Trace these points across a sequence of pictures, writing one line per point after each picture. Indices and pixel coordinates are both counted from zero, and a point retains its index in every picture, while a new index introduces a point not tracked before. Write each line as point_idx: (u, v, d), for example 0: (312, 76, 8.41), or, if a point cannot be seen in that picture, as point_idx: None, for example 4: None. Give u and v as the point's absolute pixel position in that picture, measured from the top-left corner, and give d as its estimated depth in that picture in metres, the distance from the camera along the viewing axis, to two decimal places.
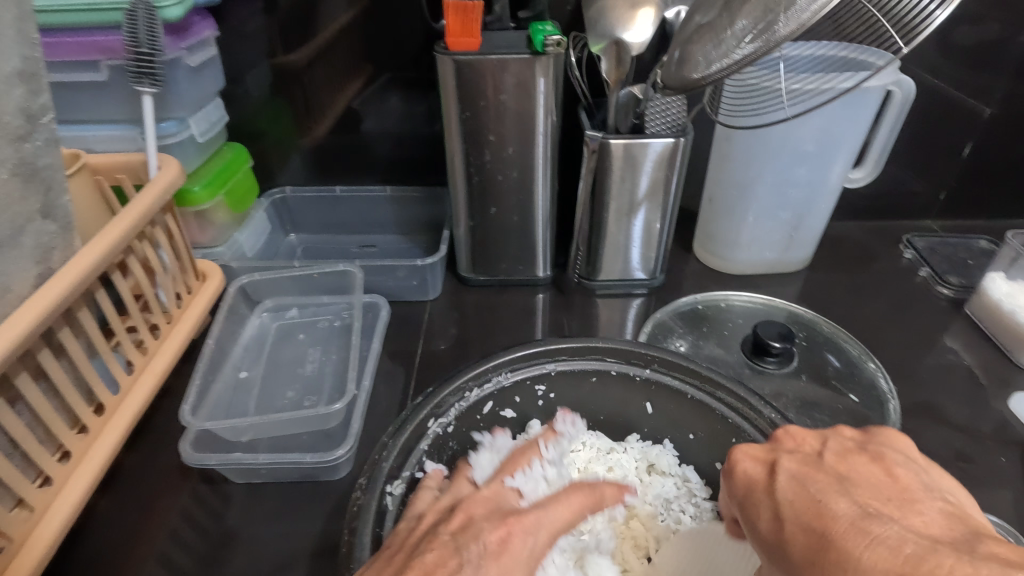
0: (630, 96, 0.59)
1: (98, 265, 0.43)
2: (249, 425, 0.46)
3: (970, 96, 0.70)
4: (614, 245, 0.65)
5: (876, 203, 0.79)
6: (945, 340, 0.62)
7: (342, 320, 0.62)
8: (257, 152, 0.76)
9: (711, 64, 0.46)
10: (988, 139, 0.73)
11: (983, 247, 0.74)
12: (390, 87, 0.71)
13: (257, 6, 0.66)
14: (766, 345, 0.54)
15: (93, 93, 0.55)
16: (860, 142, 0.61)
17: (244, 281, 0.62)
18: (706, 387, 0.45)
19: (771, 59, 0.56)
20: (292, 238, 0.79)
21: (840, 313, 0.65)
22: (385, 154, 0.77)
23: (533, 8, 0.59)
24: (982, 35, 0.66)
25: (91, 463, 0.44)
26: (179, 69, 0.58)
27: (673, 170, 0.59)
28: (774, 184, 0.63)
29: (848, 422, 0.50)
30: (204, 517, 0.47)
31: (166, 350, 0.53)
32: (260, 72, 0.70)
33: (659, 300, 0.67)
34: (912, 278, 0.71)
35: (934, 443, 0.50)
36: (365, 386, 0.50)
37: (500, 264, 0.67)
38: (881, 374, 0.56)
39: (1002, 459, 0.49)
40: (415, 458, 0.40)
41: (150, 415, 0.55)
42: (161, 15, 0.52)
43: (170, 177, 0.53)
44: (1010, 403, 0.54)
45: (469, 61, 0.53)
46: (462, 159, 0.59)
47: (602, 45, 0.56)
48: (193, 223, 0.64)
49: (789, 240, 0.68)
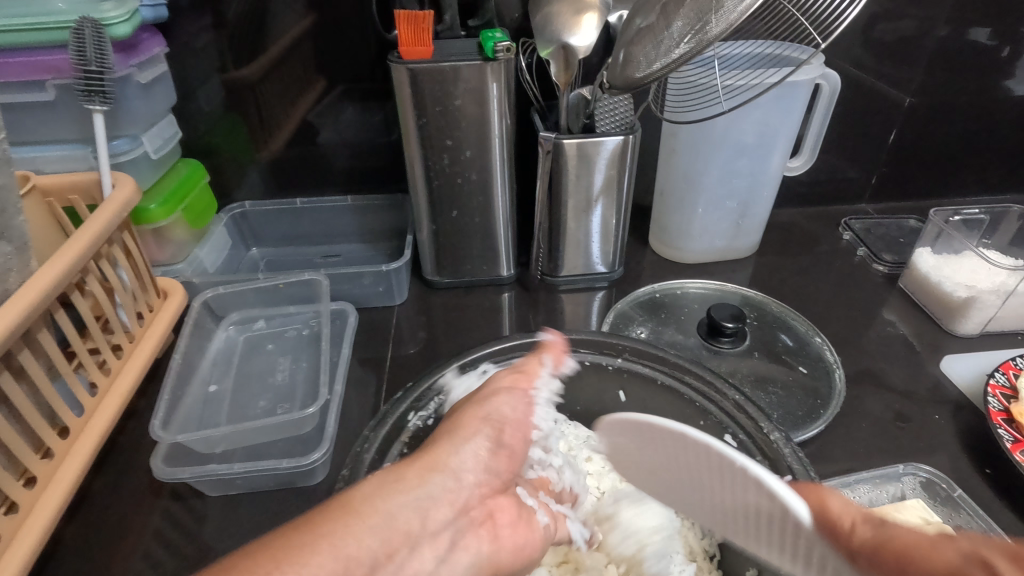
0: (580, 98, 0.62)
1: (53, 287, 0.42)
2: (223, 436, 0.46)
3: (891, 87, 0.76)
4: (574, 241, 0.67)
5: (816, 190, 0.85)
6: (883, 312, 0.66)
7: (311, 329, 0.62)
8: (213, 168, 0.76)
9: (652, 63, 0.49)
10: (909, 125, 0.79)
11: (912, 226, 0.80)
12: (346, 98, 0.72)
13: (205, 21, 0.66)
14: (720, 326, 0.58)
15: (40, 114, 0.54)
16: (795, 133, 0.66)
17: (209, 296, 0.61)
18: (676, 373, 0.44)
19: (707, 57, 0.60)
20: (253, 252, 0.79)
21: (788, 294, 0.69)
22: (344, 164, 0.78)
23: (482, 16, 0.61)
24: (898, 30, 0.72)
25: (59, 486, 0.43)
26: (130, 86, 0.57)
27: (624, 167, 0.62)
28: (719, 175, 0.67)
29: (799, 393, 0.54)
30: (181, 534, 0.47)
31: (131, 370, 0.52)
32: (212, 87, 0.70)
33: (619, 292, 0.70)
34: (851, 257, 0.76)
35: (877, 407, 0.54)
36: (338, 390, 0.51)
37: (465, 266, 0.69)
38: (826, 347, 0.59)
39: (937, 417, 0.53)
40: (396, 450, 0.39)
41: (116, 437, 0.54)
42: (110, 33, 0.52)
43: (126, 194, 0.52)
44: (943, 366, 0.59)
45: (422, 69, 0.54)
46: (421, 164, 0.61)
47: (550, 49, 0.58)
48: (151, 241, 0.63)
49: (736, 227, 0.72)
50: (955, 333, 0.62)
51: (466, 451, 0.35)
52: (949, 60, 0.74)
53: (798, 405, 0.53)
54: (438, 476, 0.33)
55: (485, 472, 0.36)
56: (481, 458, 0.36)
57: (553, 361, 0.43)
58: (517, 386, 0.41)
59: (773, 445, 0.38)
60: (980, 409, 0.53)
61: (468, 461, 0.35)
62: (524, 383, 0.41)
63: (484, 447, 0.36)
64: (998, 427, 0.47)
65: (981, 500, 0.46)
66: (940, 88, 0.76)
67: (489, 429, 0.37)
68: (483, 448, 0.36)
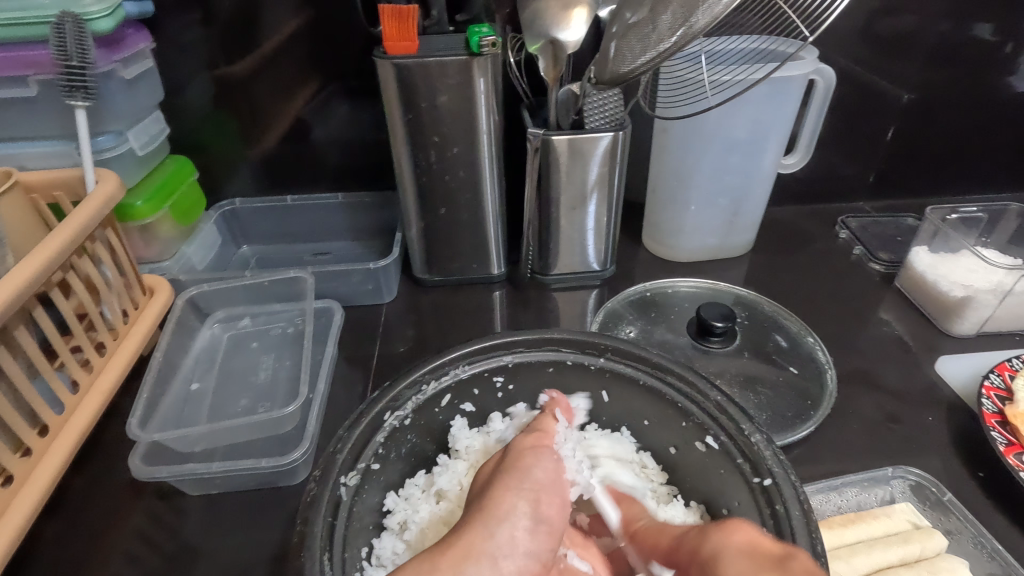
0: (569, 94, 0.61)
1: (29, 285, 0.42)
2: (201, 434, 0.46)
3: (889, 83, 0.75)
4: (564, 238, 0.66)
5: (812, 188, 0.83)
6: (878, 312, 0.65)
7: (296, 327, 0.62)
8: (202, 165, 0.75)
9: (639, 57, 0.48)
10: (908, 122, 0.78)
11: (910, 224, 0.79)
12: (336, 95, 0.72)
13: (193, 17, 0.66)
14: (710, 326, 0.57)
15: (23, 110, 0.54)
16: (788, 128, 0.65)
17: (194, 293, 0.61)
18: (658, 373, 0.43)
19: (695, 52, 0.59)
20: (244, 249, 0.78)
21: (781, 293, 0.68)
22: (335, 162, 0.77)
23: (470, 12, 0.60)
24: (897, 26, 0.71)
25: (36, 484, 0.43)
26: (113, 81, 0.57)
27: (614, 164, 0.61)
28: (711, 172, 0.66)
29: (789, 394, 0.53)
30: (160, 533, 0.46)
31: (113, 367, 0.52)
32: (201, 84, 0.70)
33: (611, 290, 0.69)
34: (847, 256, 0.75)
35: (868, 408, 0.53)
36: (320, 389, 0.50)
37: (454, 264, 0.68)
38: (818, 347, 0.58)
39: (930, 418, 0.52)
40: (371, 450, 0.39)
41: (99, 435, 0.54)
42: (91, 28, 0.51)
43: (109, 191, 0.52)
44: (937, 367, 0.57)
45: (407, 65, 0.53)
46: (409, 161, 0.60)
47: (538, 44, 0.58)
48: (138, 238, 0.63)
49: (729, 225, 0.71)
50: (951, 333, 0.61)
51: (503, 530, 0.31)
52: (949, 56, 0.73)
53: (788, 406, 0.52)
54: (473, 567, 0.29)
55: (526, 554, 0.31)
56: (522, 539, 0.31)
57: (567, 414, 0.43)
58: (541, 445, 0.38)
59: (755, 448, 0.37)
60: (974, 411, 0.52)
61: (505, 544, 0.31)
62: (546, 443, 0.38)
63: (524, 523, 0.32)
64: (991, 429, 0.46)
65: (972, 503, 0.45)
66: (939, 84, 0.75)
67: (527, 503, 0.33)
68: (524, 528, 0.32)
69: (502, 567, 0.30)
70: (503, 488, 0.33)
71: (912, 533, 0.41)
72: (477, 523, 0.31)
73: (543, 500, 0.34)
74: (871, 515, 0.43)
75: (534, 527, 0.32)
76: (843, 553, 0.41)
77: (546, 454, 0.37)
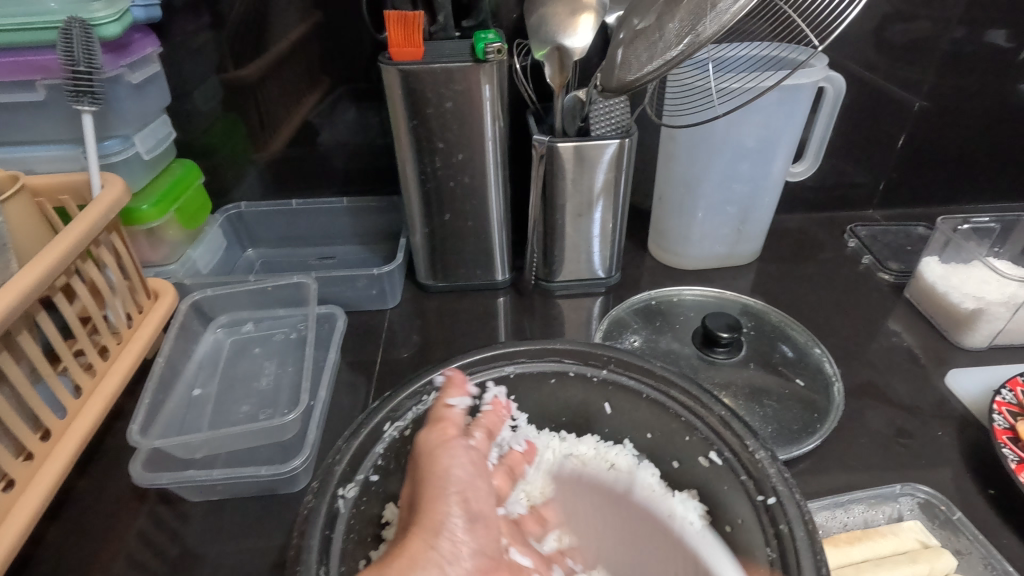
0: (576, 100, 0.60)
1: (33, 290, 0.42)
2: (203, 442, 0.45)
3: (902, 90, 0.74)
4: (570, 245, 0.66)
5: (822, 195, 0.83)
6: (887, 323, 0.64)
7: (299, 332, 0.62)
8: (209, 169, 0.75)
9: (644, 66, 0.47)
10: (920, 129, 0.77)
11: (920, 233, 0.78)
12: (342, 99, 0.72)
13: (202, 21, 0.66)
14: (715, 336, 0.56)
15: (31, 114, 0.54)
16: (797, 136, 0.64)
17: (198, 297, 0.62)
18: (662, 386, 0.43)
19: (702, 60, 0.58)
20: (249, 253, 0.79)
21: (789, 302, 0.68)
22: (341, 166, 0.77)
23: (476, 18, 0.60)
24: (910, 32, 0.70)
25: (37, 489, 0.43)
26: (120, 86, 0.57)
27: (621, 171, 0.61)
28: (719, 180, 0.65)
29: (796, 406, 0.52)
30: (161, 539, 0.46)
31: (116, 371, 0.52)
32: (209, 88, 0.70)
33: (617, 298, 0.69)
34: (856, 265, 0.74)
35: (877, 422, 0.52)
36: (321, 396, 0.50)
37: (459, 270, 0.68)
38: (826, 359, 0.58)
39: (940, 433, 0.51)
40: (370, 461, 0.39)
41: (102, 439, 0.54)
42: (99, 33, 0.52)
43: (115, 195, 0.52)
44: (948, 380, 0.56)
45: (413, 71, 0.53)
46: (414, 167, 0.60)
47: (545, 50, 0.57)
48: (144, 242, 0.63)
49: (737, 233, 0.70)
50: (962, 346, 0.60)
51: (443, 541, 0.33)
52: (962, 63, 0.72)
53: (794, 419, 0.51)
54: None
55: (472, 553, 0.34)
56: (464, 541, 0.34)
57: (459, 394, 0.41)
58: (448, 438, 0.38)
59: (759, 465, 0.37)
60: (986, 426, 0.51)
61: (448, 552, 0.33)
62: (453, 435, 0.38)
63: (459, 528, 0.35)
64: (1002, 446, 0.45)
65: (984, 521, 0.44)
66: (952, 91, 0.74)
67: (456, 504, 0.35)
68: (460, 529, 0.35)
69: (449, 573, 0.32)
70: (432, 497, 0.35)
71: (919, 553, 0.41)
72: (423, 529, 0.33)
73: (469, 499, 0.36)
74: (878, 532, 0.42)
75: (470, 526, 0.35)
76: (849, 571, 0.40)
77: (455, 448, 0.38)
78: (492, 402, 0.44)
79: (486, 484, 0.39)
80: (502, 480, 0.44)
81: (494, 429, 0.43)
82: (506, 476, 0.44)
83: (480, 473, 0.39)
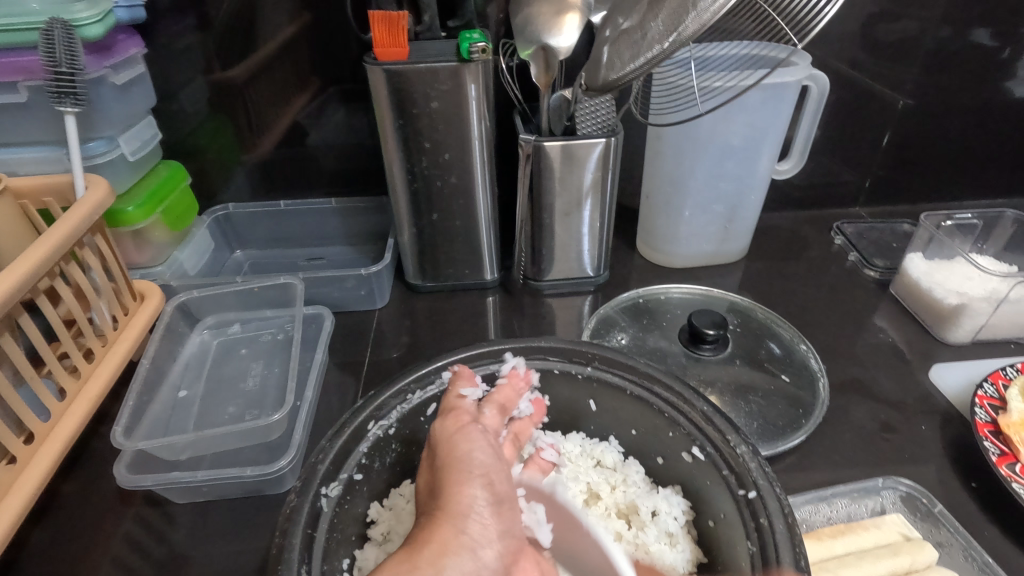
0: (562, 99, 0.60)
1: (15, 292, 0.42)
2: (187, 443, 0.45)
3: (886, 88, 0.74)
4: (558, 244, 0.66)
5: (809, 193, 0.83)
6: (873, 319, 0.65)
7: (286, 333, 0.62)
8: (196, 170, 0.75)
9: (627, 65, 0.48)
10: (905, 127, 0.78)
11: (906, 230, 0.79)
12: (330, 100, 0.71)
13: (187, 22, 0.66)
14: (702, 333, 0.56)
15: (14, 115, 0.54)
16: (782, 134, 0.64)
17: (184, 298, 0.61)
18: (645, 383, 0.43)
19: (686, 58, 0.59)
20: (238, 254, 0.78)
21: (776, 299, 0.68)
22: (330, 167, 0.77)
23: (462, 17, 0.61)
24: (894, 31, 0.70)
25: (20, 492, 0.43)
26: (104, 87, 0.57)
27: (607, 170, 0.61)
28: (705, 178, 0.66)
29: (781, 402, 0.53)
30: (146, 541, 0.46)
31: (102, 374, 0.51)
32: (195, 88, 0.70)
33: (605, 296, 0.69)
34: (843, 263, 0.74)
35: (861, 417, 0.52)
36: (307, 397, 0.50)
37: (447, 269, 0.68)
38: (812, 355, 0.58)
39: (924, 427, 0.52)
40: (355, 460, 0.39)
41: (87, 442, 0.54)
42: (81, 34, 0.51)
43: (99, 197, 0.52)
44: (932, 375, 0.57)
45: (398, 70, 0.53)
46: (401, 167, 0.60)
47: (530, 50, 0.57)
48: (130, 244, 0.63)
49: (723, 231, 0.71)
50: (946, 341, 0.61)
51: (473, 524, 0.33)
52: (946, 62, 0.72)
53: (780, 415, 0.51)
54: (453, 561, 0.31)
55: (500, 539, 0.34)
56: (490, 527, 0.34)
57: (467, 384, 0.41)
58: (463, 424, 0.38)
59: (740, 460, 0.37)
60: (968, 420, 0.51)
61: (479, 536, 0.33)
62: (467, 422, 0.38)
63: (485, 510, 0.34)
64: (984, 439, 0.46)
65: (966, 514, 0.45)
66: (936, 89, 0.74)
67: (482, 487, 0.35)
68: (486, 513, 0.34)
69: (482, 557, 0.32)
70: (457, 482, 0.34)
71: (902, 545, 0.41)
72: (452, 508, 0.33)
73: (493, 481, 0.36)
74: (861, 526, 0.43)
75: (495, 508, 0.35)
76: (832, 565, 0.41)
77: (477, 433, 0.38)
78: (508, 374, 0.44)
79: (507, 467, 0.38)
80: (511, 449, 0.43)
81: (510, 404, 0.42)
82: (513, 446, 0.43)
83: (501, 454, 0.39)
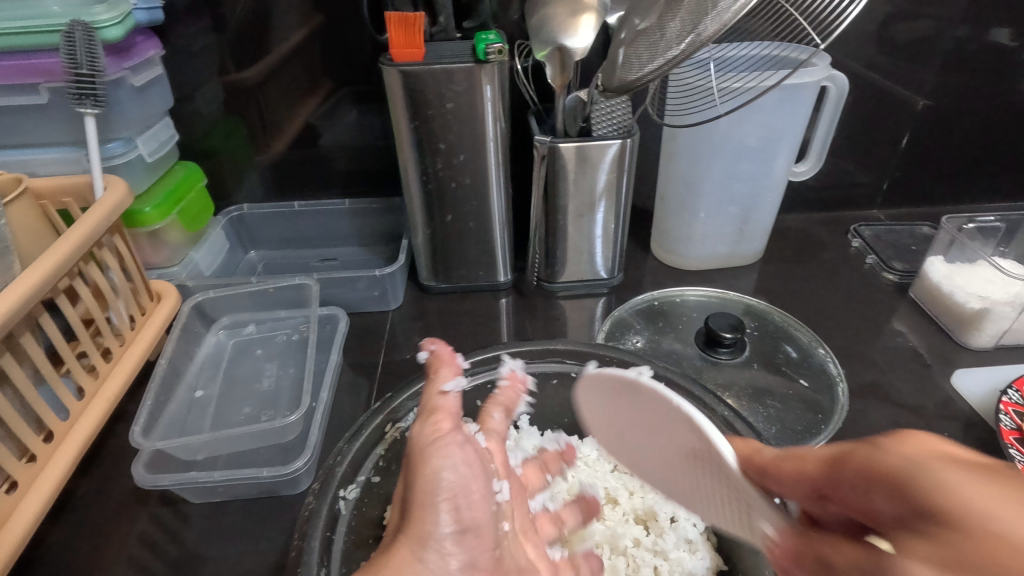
0: (577, 101, 0.60)
1: (35, 292, 0.42)
2: (204, 443, 0.46)
3: (905, 89, 0.74)
4: (573, 246, 0.66)
5: (825, 195, 0.82)
6: (892, 322, 0.64)
7: (300, 334, 0.62)
8: (212, 171, 0.75)
9: (645, 66, 0.47)
10: (923, 128, 0.77)
11: (925, 233, 0.78)
12: (343, 101, 0.72)
13: (203, 25, 0.66)
14: (718, 336, 0.56)
15: (35, 117, 0.55)
16: (800, 136, 0.64)
17: (200, 299, 0.62)
18: (663, 387, 0.43)
19: (703, 60, 0.58)
20: (251, 255, 0.79)
21: (793, 303, 0.67)
22: (343, 168, 0.77)
23: (477, 18, 0.61)
24: (913, 31, 0.69)
25: (39, 492, 0.43)
26: (123, 89, 0.57)
27: (622, 172, 0.61)
28: (721, 180, 0.65)
29: (799, 407, 0.52)
30: (164, 540, 0.46)
31: (119, 373, 0.52)
32: (211, 90, 0.70)
33: (619, 298, 0.69)
34: (860, 265, 0.73)
35: (881, 423, 0.52)
36: (322, 398, 0.50)
37: (461, 270, 0.68)
38: (830, 359, 0.57)
39: (946, 434, 0.51)
40: (371, 462, 0.39)
41: (104, 441, 0.54)
42: (100, 36, 0.52)
43: (117, 197, 0.52)
44: (954, 381, 0.56)
45: (413, 72, 0.53)
46: (415, 169, 0.60)
47: (546, 51, 0.57)
48: (146, 245, 0.63)
49: (739, 233, 0.70)
50: (967, 346, 0.60)
51: (430, 553, 0.30)
52: (966, 63, 0.71)
53: (798, 419, 0.51)
54: None
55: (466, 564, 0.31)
56: (453, 553, 0.30)
57: (449, 376, 0.35)
58: (440, 432, 0.32)
59: None
60: (992, 427, 0.50)
61: (435, 568, 0.30)
62: (446, 429, 0.33)
63: (450, 539, 0.30)
64: (1008, 447, 0.45)
65: None
66: (956, 90, 0.73)
67: (449, 513, 0.31)
68: (449, 542, 0.30)
69: None
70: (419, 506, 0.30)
71: None
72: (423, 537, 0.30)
73: (462, 506, 0.31)
74: None
75: (461, 536, 0.31)
76: None
77: (459, 438, 0.33)
78: (508, 375, 0.42)
79: (485, 485, 0.33)
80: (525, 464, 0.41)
81: (513, 406, 0.40)
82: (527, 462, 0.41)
83: (479, 470, 0.33)
